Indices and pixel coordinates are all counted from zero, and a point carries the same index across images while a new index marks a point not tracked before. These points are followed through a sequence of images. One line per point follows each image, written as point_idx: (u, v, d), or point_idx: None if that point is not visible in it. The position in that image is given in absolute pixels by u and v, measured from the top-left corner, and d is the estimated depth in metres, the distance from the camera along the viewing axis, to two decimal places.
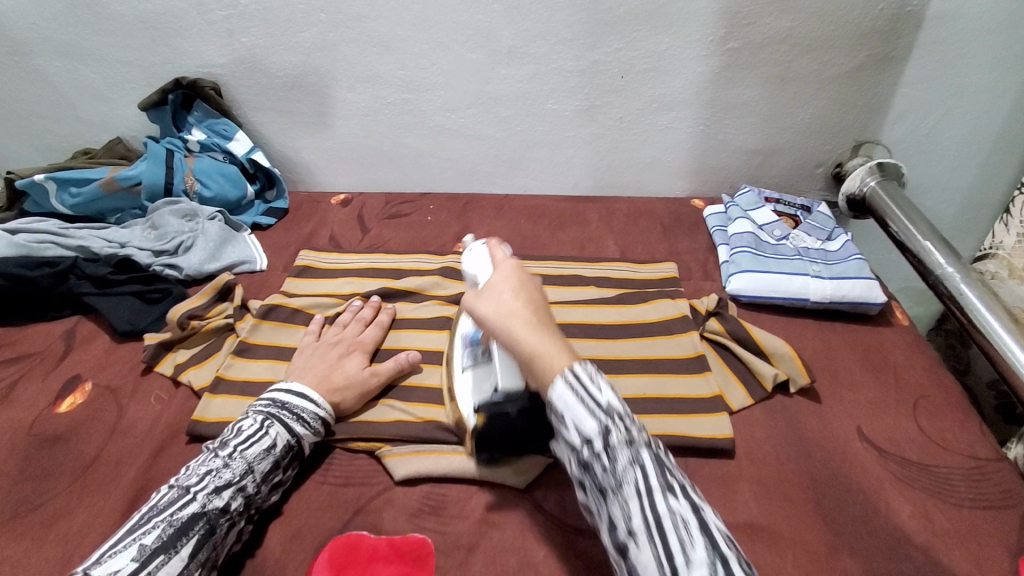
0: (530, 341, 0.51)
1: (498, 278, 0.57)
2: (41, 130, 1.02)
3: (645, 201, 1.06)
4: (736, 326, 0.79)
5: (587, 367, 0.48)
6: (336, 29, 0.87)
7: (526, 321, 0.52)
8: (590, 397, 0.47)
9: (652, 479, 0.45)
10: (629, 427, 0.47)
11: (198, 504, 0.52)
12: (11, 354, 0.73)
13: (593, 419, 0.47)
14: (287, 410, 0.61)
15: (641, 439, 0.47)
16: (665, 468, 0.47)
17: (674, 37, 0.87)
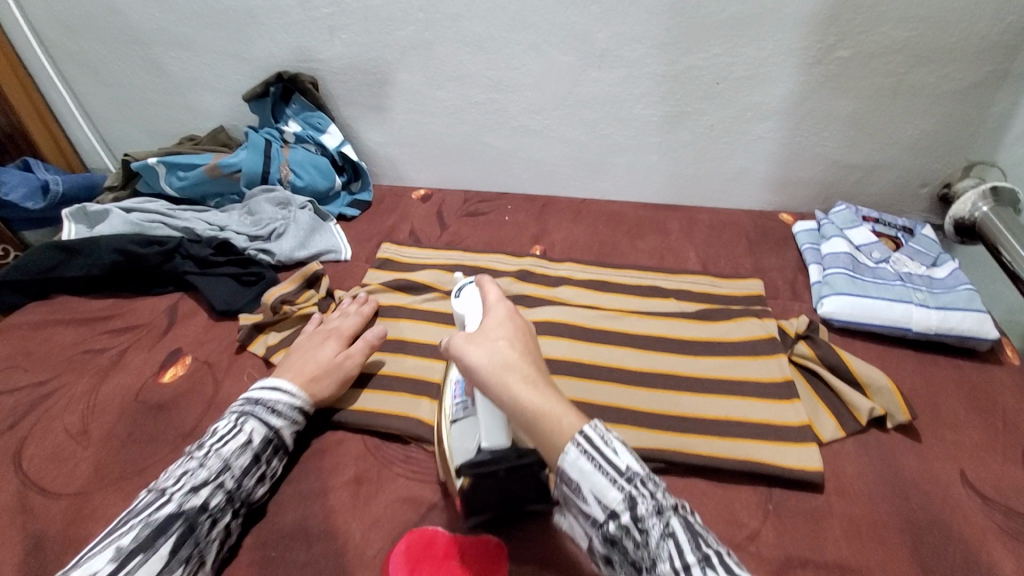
0: (530, 393, 0.48)
1: (492, 324, 0.53)
2: (154, 116, 1.09)
3: (729, 213, 1.02)
4: (828, 352, 0.74)
5: (598, 428, 0.46)
6: (431, 28, 0.88)
7: (528, 373, 0.49)
8: (609, 463, 0.44)
9: (685, 552, 0.42)
10: (654, 492, 0.44)
11: (174, 504, 0.52)
12: (121, 324, 0.78)
13: (614, 487, 0.44)
14: (260, 405, 0.60)
15: (668, 504, 0.44)
16: (699, 536, 0.43)
17: (779, 43, 0.83)
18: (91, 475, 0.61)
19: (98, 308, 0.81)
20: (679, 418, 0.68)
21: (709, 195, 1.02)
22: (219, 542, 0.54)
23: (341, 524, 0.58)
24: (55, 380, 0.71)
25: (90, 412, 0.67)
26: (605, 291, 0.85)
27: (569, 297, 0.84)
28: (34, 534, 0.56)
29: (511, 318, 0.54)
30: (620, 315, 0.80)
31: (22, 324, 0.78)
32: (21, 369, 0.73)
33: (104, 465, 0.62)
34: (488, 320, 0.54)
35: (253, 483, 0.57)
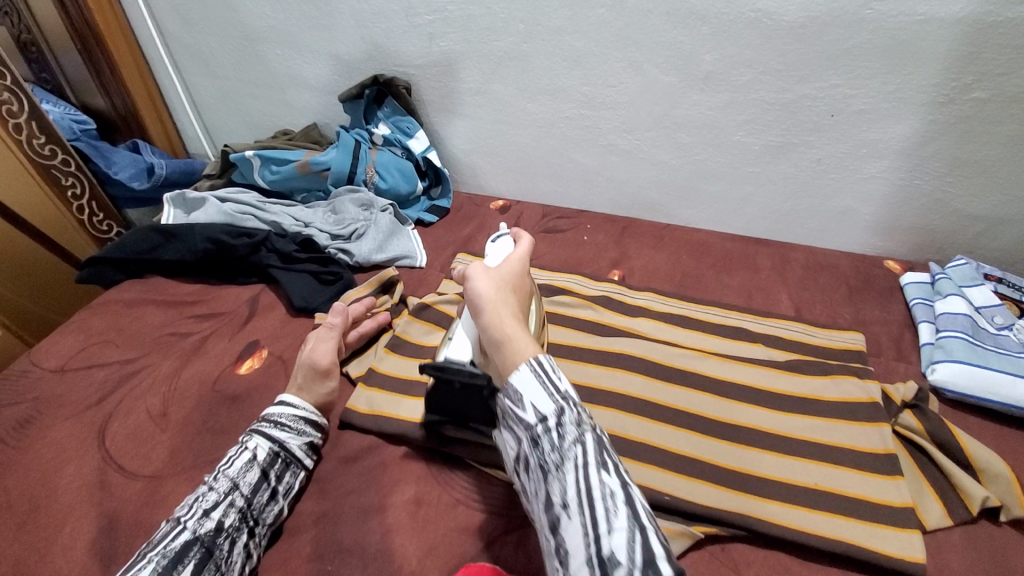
0: (505, 323, 0.52)
1: (504, 267, 0.57)
2: (254, 109, 1.14)
3: (827, 254, 0.94)
4: (940, 427, 0.66)
5: (552, 359, 0.48)
6: (530, 40, 0.86)
7: (510, 309, 0.53)
8: (549, 382, 0.47)
9: (590, 456, 0.45)
10: (579, 412, 0.47)
11: (188, 531, 0.51)
12: (205, 310, 0.81)
13: (549, 400, 0.47)
14: (265, 421, 0.61)
15: (588, 423, 0.47)
16: (606, 449, 0.46)
17: (911, 77, 0.74)
18: (165, 459, 0.62)
19: (187, 291, 0.84)
20: (762, 481, 0.62)
21: (807, 233, 0.94)
22: (242, 564, 0.53)
23: (396, 546, 0.56)
24: (141, 359, 0.74)
25: (170, 396, 0.69)
26: (686, 327, 0.80)
27: (647, 330, 0.80)
28: (111, 511, 0.58)
29: (523, 271, 0.59)
30: (702, 356, 0.75)
31: (118, 301, 0.83)
32: (112, 345, 0.76)
33: (179, 450, 0.63)
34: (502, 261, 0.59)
35: (265, 499, 0.57)
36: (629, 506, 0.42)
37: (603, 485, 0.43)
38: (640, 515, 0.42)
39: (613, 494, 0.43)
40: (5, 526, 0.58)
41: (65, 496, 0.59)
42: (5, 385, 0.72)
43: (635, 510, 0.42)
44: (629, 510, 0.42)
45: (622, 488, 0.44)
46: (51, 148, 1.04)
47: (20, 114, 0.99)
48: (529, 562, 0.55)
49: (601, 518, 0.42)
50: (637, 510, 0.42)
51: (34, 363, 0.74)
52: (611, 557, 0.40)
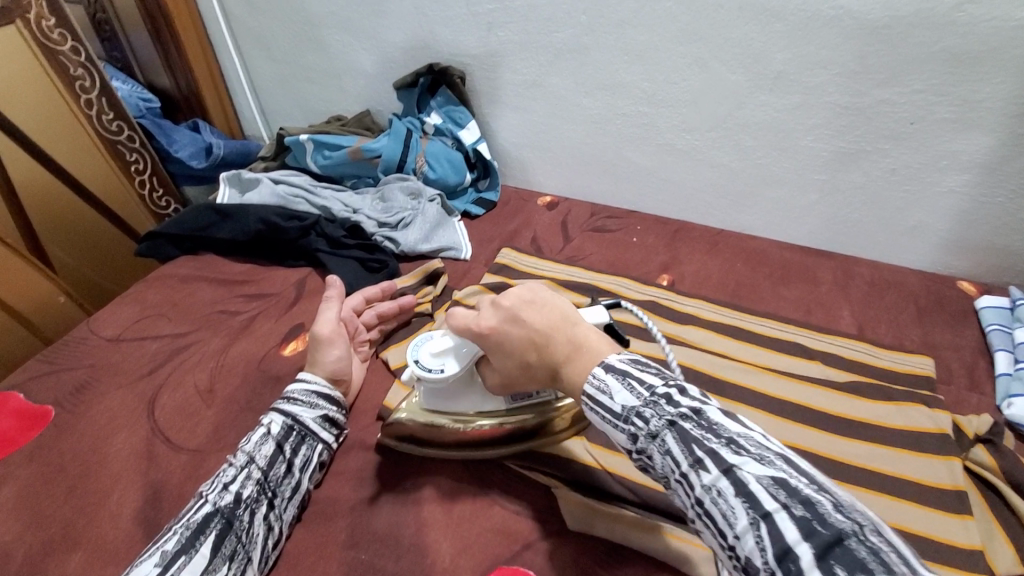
0: (558, 350, 0.49)
1: (543, 329, 0.50)
2: (310, 94, 1.15)
3: (895, 272, 0.88)
4: (1015, 466, 0.61)
5: (595, 378, 0.45)
6: (591, 33, 0.84)
7: (551, 335, 0.49)
8: (607, 410, 0.44)
9: (681, 462, 0.39)
10: (656, 412, 0.41)
11: (210, 503, 0.52)
12: (255, 290, 0.83)
13: (619, 431, 0.43)
14: (282, 397, 0.62)
15: (661, 423, 0.41)
16: (694, 436, 0.39)
17: (1006, 85, 0.68)
18: (210, 434, 0.64)
19: (237, 270, 0.86)
20: None
21: (875, 247, 0.88)
22: (265, 536, 0.53)
23: (432, 541, 0.56)
24: (191, 334, 0.76)
25: (217, 371, 0.70)
26: (739, 338, 0.77)
27: (697, 339, 0.76)
28: (155, 483, 0.59)
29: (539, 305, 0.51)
30: (755, 370, 0.72)
31: (172, 276, 0.85)
32: (165, 319, 0.78)
33: (222, 427, 0.64)
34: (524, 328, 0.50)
35: (282, 472, 0.57)
36: (741, 497, 0.35)
37: (703, 485, 0.37)
38: (759, 501, 0.35)
39: (722, 493, 0.36)
40: (55, 489, 0.60)
41: (113, 464, 0.61)
42: (65, 349, 0.75)
43: (749, 498, 0.35)
44: (742, 500, 0.35)
45: (724, 478, 0.36)
46: (118, 124, 1.08)
47: (91, 90, 1.04)
48: (566, 570, 0.53)
49: (722, 522, 0.36)
50: (753, 496, 0.35)
51: (92, 331, 0.77)
52: (750, 562, 0.34)
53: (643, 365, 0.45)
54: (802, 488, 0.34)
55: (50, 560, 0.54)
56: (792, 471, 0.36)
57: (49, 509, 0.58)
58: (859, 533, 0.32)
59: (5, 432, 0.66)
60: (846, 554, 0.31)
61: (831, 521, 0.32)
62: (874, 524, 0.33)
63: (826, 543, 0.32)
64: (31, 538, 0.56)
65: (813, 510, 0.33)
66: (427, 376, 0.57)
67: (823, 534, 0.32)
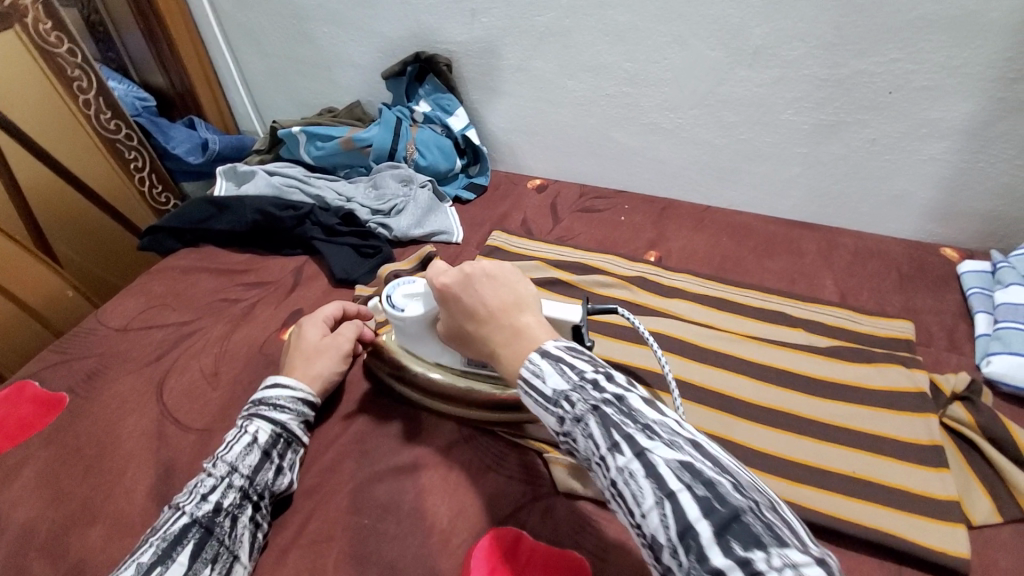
0: (496, 331, 0.49)
1: (497, 307, 0.49)
2: (301, 87, 1.17)
3: (879, 241, 0.89)
4: (992, 421, 0.63)
5: (532, 361, 0.45)
6: (572, 15, 0.85)
7: (494, 315, 0.49)
8: (538, 393, 0.44)
9: (601, 445, 0.41)
10: (583, 397, 0.43)
11: (187, 515, 0.52)
12: (254, 279, 0.86)
13: (549, 414, 0.44)
14: (264, 403, 0.62)
15: (586, 407, 0.42)
16: (615, 422, 0.41)
17: (981, 49, 0.69)
18: (216, 414, 0.67)
19: (237, 260, 0.89)
20: (795, 465, 0.61)
21: (859, 218, 0.90)
22: (250, 536, 0.55)
23: (430, 506, 0.58)
24: (194, 322, 0.79)
25: (221, 355, 0.73)
26: (723, 309, 0.79)
27: (685, 313, 0.78)
28: (166, 461, 0.62)
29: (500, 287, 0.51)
30: (739, 339, 0.74)
31: (174, 268, 0.88)
32: (169, 308, 0.81)
33: (227, 407, 0.67)
34: (482, 306, 0.50)
35: (271, 476, 0.58)
36: (651, 479, 0.38)
37: (618, 467, 0.40)
38: (666, 482, 0.38)
39: (634, 474, 0.39)
40: (74, 468, 0.63)
41: (126, 444, 0.64)
42: (76, 340, 0.78)
43: (658, 480, 0.38)
44: (652, 482, 0.38)
45: (637, 461, 0.39)
46: (116, 123, 1.11)
47: (89, 90, 1.06)
48: (557, 530, 0.56)
49: (632, 501, 0.39)
50: (661, 478, 0.38)
51: (101, 322, 0.80)
52: (655, 538, 0.37)
53: (578, 350, 0.46)
54: (705, 470, 0.38)
55: (72, 533, 0.58)
56: (698, 455, 0.39)
57: (71, 485, 0.62)
58: (752, 511, 0.36)
59: (24, 418, 0.69)
60: (742, 530, 0.35)
61: (728, 500, 0.36)
62: (768, 501, 0.37)
63: (723, 520, 0.35)
64: (53, 512, 0.60)
65: (712, 491, 0.37)
66: (398, 317, 0.61)
67: (721, 511, 0.35)
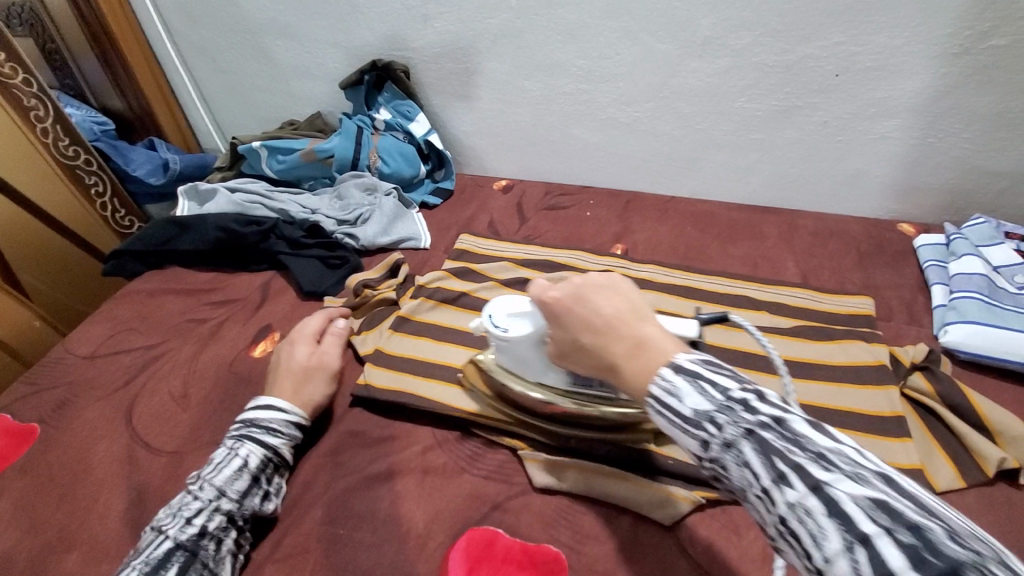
0: (616, 342, 0.45)
1: (612, 315, 0.45)
2: (261, 102, 1.17)
3: (837, 221, 0.91)
4: (951, 389, 0.65)
5: (665, 378, 0.41)
6: (524, 16, 0.86)
7: (615, 326, 0.45)
8: (675, 414, 0.40)
9: (762, 476, 0.35)
10: (731, 419, 0.37)
11: (171, 539, 0.52)
12: (222, 297, 0.85)
13: (690, 437, 0.39)
14: (256, 427, 0.61)
15: (737, 431, 0.37)
16: (777, 449, 0.35)
17: (917, 28, 0.71)
18: (187, 435, 0.66)
19: (204, 280, 0.88)
20: None
21: (816, 199, 0.92)
22: (232, 558, 0.55)
23: (406, 512, 0.59)
24: (162, 345, 0.78)
25: (190, 376, 0.73)
26: (688, 297, 0.80)
27: (651, 302, 0.79)
28: (139, 486, 0.62)
29: (621, 299, 0.47)
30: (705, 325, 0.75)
31: (139, 292, 0.87)
32: (137, 332, 0.80)
33: (199, 427, 0.67)
34: (598, 316, 0.46)
35: (259, 501, 0.57)
36: (834, 518, 0.31)
37: (787, 502, 0.33)
38: (854, 521, 0.30)
39: (810, 511, 0.32)
40: (44, 499, 0.62)
41: (97, 471, 0.64)
42: (43, 370, 0.77)
43: (844, 519, 0.31)
44: (836, 521, 0.31)
45: (813, 495, 0.32)
46: (75, 149, 1.09)
47: (46, 119, 1.04)
48: (532, 527, 0.57)
49: (808, 543, 0.32)
50: (846, 517, 0.31)
51: (68, 350, 0.79)
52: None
53: (718, 366, 0.41)
54: (906, 510, 0.30)
55: (45, 566, 0.57)
56: (895, 493, 0.31)
57: (43, 516, 0.61)
58: (982, 566, 0.27)
59: None
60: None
61: (942, 551, 0.28)
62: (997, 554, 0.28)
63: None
64: (24, 546, 0.59)
65: (920, 535, 0.29)
66: (501, 338, 0.58)
67: (934, 564, 0.27)
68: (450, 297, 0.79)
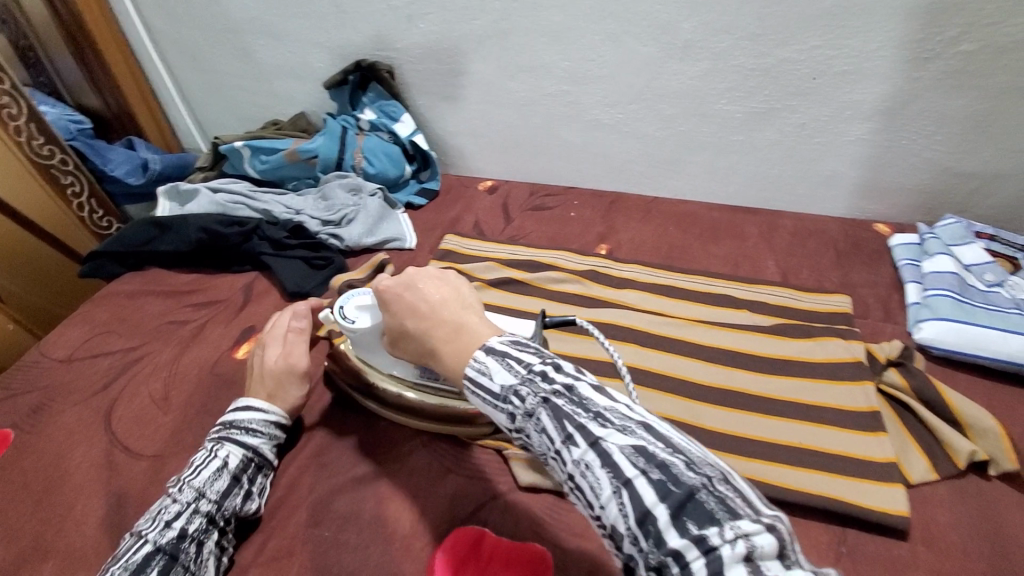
0: (438, 326, 0.49)
1: (436, 301, 0.50)
2: (243, 101, 1.15)
3: (816, 221, 0.93)
4: (925, 384, 0.67)
5: (479, 360, 0.45)
6: (508, 18, 0.86)
7: (433, 310, 0.49)
8: (486, 392, 0.44)
9: (555, 438, 0.40)
10: (532, 391, 0.42)
11: (151, 542, 0.51)
12: (204, 298, 0.84)
13: (501, 412, 0.43)
14: (235, 427, 0.60)
15: (536, 401, 0.42)
16: (566, 412, 0.40)
17: (890, 34, 0.74)
18: (169, 439, 0.65)
19: (185, 281, 0.87)
20: (743, 441, 0.63)
21: (796, 199, 0.94)
22: (214, 561, 0.54)
23: (391, 512, 0.59)
24: (143, 347, 0.77)
25: (171, 379, 0.72)
26: (671, 296, 0.81)
27: (636, 302, 0.80)
28: (119, 490, 0.61)
29: (447, 289, 0.51)
30: (687, 324, 0.76)
31: (119, 293, 0.86)
32: (116, 335, 0.79)
33: (180, 430, 0.66)
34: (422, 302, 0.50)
35: (239, 501, 0.57)
36: (606, 468, 0.37)
37: (573, 460, 0.39)
38: (620, 469, 0.37)
39: (589, 466, 0.38)
40: (20, 505, 0.61)
41: (76, 476, 0.63)
42: (16, 375, 0.75)
43: (613, 467, 0.37)
44: (607, 470, 0.37)
45: (591, 451, 0.38)
46: (50, 149, 1.07)
47: (20, 117, 1.02)
48: (517, 526, 0.57)
49: (591, 493, 0.38)
50: (615, 465, 0.37)
51: (44, 354, 0.78)
52: (615, 529, 0.37)
53: (523, 344, 0.46)
54: (658, 452, 0.37)
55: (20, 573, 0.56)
56: (651, 437, 0.38)
57: (18, 523, 0.60)
58: (708, 486, 0.35)
59: None
60: (697, 508, 0.34)
61: (681, 480, 0.35)
62: (722, 473, 0.36)
63: (678, 501, 0.34)
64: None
65: (667, 471, 0.36)
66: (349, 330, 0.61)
67: (676, 493, 0.35)
68: None
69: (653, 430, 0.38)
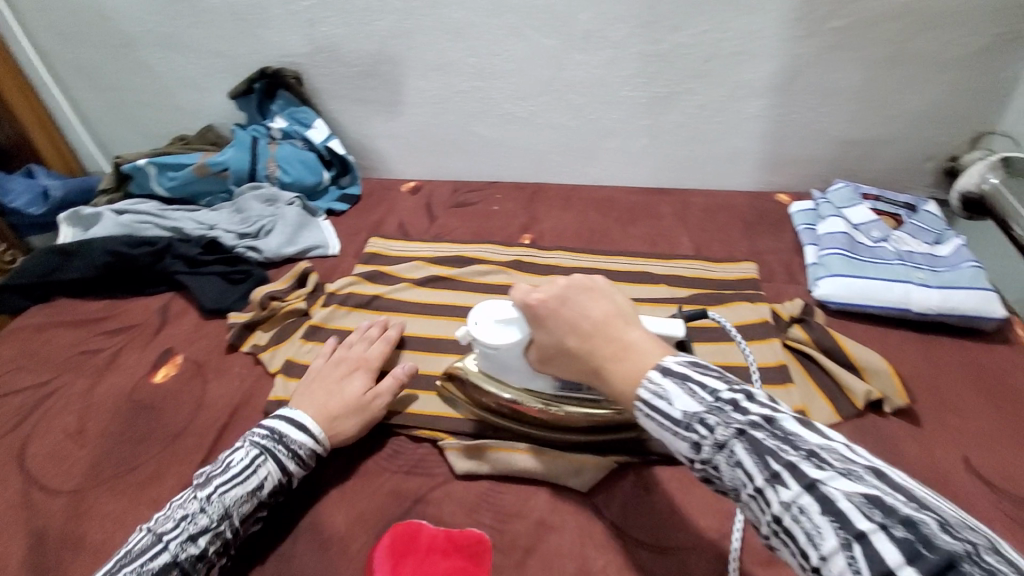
0: (602, 344, 0.47)
1: (597, 316, 0.48)
2: (147, 118, 1.10)
3: (724, 196, 0.99)
4: (823, 335, 0.72)
5: (649, 383, 0.43)
6: (411, 17, 0.87)
7: (598, 327, 0.48)
8: (666, 417, 0.42)
9: (757, 476, 0.38)
10: (722, 421, 0.40)
11: (168, 553, 0.49)
12: (117, 325, 0.80)
13: (681, 441, 0.42)
14: (282, 445, 0.57)
15: (729, 432, 0.40)
16: (768, 451, 0.38)
17: (766, 15, 0.79)
18: (87, 471, 0.62)
19: (95, 308, 0.83)
20: None
21: (704, 176, 0.99)
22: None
23: (327, 518, 0.58)
24: (53, 381, 0.73)
25: (86, 410, 0.69)
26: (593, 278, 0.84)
27: None
28: (35, 530, 0.58)
29: (615, 302, 0.49)
30: None
31: (23, 328, 0.80)
32: (24, 371, 0.75)
33: (100, 461, 0.63)
34: (586, 319, 0.48)
35: (253, 528, 0.55)
36: (829, 515, 0.34)
37: (781, 501, 0.36)
38: (849, 519, 0.33)
39: (805, 510, 0.35)
40: None
41: None
42: None
43: (840, 517, 0.34)
44: (832, 519, 0.34)
45: (807, 495, 0.35)
46: None
47: None
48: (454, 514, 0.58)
49: (806, 541, 0.35)
50: (843, 515, 0.34)
51: None
52: None
53: (703, 366, 0.44)
54: (899, 506, 0.33)
55: None
56: (886, 487, 0.34)
57: None
58: (971, 555, 0.30)
59: None
60: None
61: (935, 543, 0.31)
62: (987, 541, 0.32)
63: (934, 566, 0.30)
64: None
65: (917, 531, 0.32)
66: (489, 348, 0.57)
67: (929, 557, 0.31)
68: (364, 301, 0.79)
69: (888, 478, 0.35)
